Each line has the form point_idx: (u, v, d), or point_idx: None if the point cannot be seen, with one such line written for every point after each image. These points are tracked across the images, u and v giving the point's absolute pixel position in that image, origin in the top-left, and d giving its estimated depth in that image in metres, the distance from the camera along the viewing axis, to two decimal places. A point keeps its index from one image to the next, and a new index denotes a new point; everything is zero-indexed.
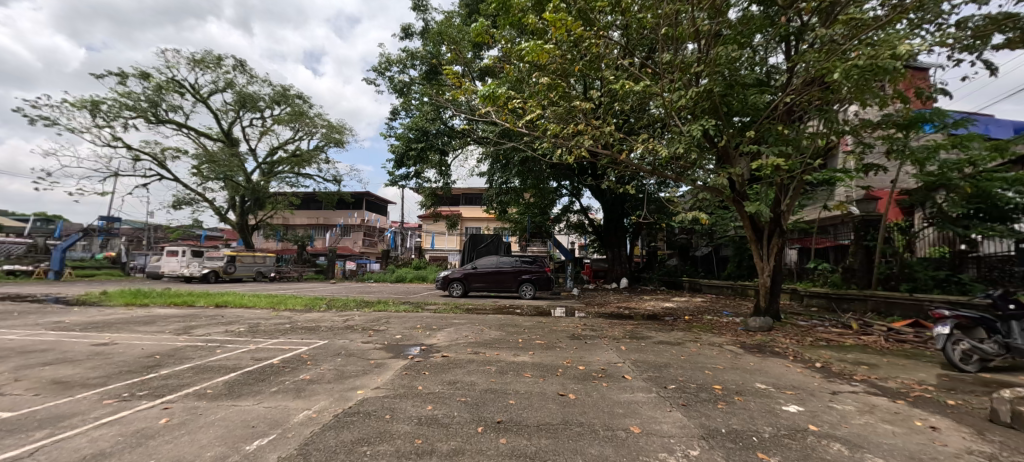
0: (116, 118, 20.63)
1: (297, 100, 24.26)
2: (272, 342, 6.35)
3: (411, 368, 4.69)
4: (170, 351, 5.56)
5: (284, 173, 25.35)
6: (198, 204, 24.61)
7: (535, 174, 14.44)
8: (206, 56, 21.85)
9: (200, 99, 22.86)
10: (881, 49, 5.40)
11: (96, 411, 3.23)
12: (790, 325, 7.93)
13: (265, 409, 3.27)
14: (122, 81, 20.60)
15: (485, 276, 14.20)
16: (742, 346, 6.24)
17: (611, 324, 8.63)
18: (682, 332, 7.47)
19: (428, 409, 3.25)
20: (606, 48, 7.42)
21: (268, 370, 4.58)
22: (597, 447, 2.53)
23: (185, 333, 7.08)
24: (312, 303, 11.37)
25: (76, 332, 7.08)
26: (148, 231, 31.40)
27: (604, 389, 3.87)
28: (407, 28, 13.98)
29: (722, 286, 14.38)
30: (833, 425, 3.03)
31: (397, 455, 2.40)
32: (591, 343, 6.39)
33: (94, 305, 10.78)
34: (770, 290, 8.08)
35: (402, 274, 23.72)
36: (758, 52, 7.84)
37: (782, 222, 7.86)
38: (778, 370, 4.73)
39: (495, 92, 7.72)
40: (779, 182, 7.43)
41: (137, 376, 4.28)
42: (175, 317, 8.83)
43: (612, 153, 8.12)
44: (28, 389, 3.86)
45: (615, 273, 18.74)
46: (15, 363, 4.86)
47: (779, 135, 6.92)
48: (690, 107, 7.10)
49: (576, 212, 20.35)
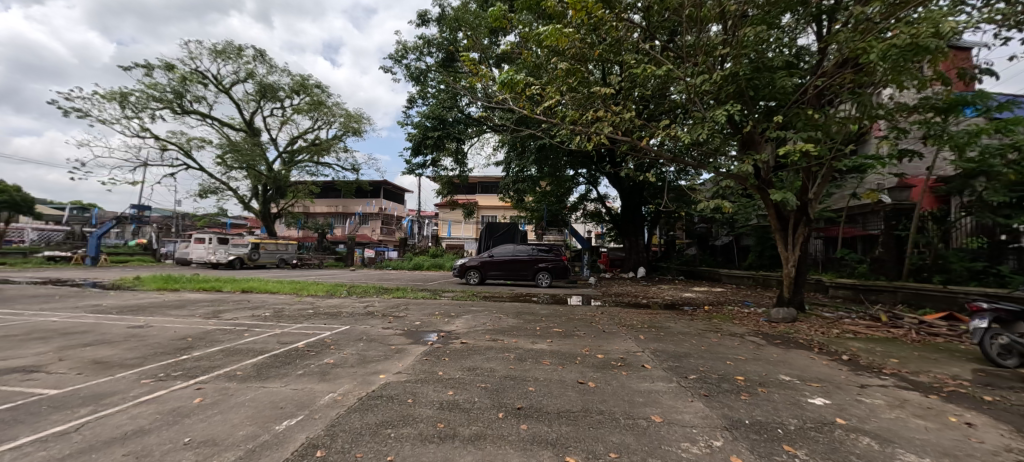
0: (144, 109, 21.23)
1: (316, 89, 24.49)
2: (297, 327, 6.54)
3: (431, 353, 4.76)
4: (201, 334, 5.78)
5: (304, 162, 25.80)
6: (223, 193, 25.26)
7: (552, 162, 14.34)
8: (227, 46, 22.20)
9: (223, 90, 23.29)
10: (922, 26, 5.14)
11: (134, 390, 3.39)
12: (815, 316, 7.71)
13: (291, 391, 3.37)
14: (148, 73, 21.07)
15: (503, 264, 14.23)
16: (763, 336, 6.13)
17: (629, 313, 8.64)
18: (703, 323, 7.38)
19: (450, 394, 3.31)
20: (627, 31, 7.25)
21: (293, 354, 4.71)
22: (617, 435, 2.53)
23: (213, 317, 7.35)
24: (333, 289, 11.59)
25: (114, 315, 7.44)
26: (178, 219, 33.23)
27: (624, 377, 3.86)
28: (424, 14, 13.80)
29: (742, 276, 14.20)
30: (861, 418, 2.95)
31: (421, 439, 2.45)
32: (609, 332, 6.40)
33: (129, 290, 11.29)
34: (794, 280, 7.83)
35: (418, 262, 24.15)
36: (787, 34, 7.46)
37: (809, 211, 7.56)
38: (803, 362, 4.62)
39: (514, 78, 7.61)
40: (807, 168, 7.20)
41: (172, 358, 4.47)
42: (204, 302, 9.15)
43: (632, 140, 7.89)
44: (72, 368, 4.06)
45: (632, 262, 18.50)
46: (59, 343, 5.14)
47: (808, 121, 6.69)
48: (715, 92, 6.94)
49: (593, 200, 20.15)
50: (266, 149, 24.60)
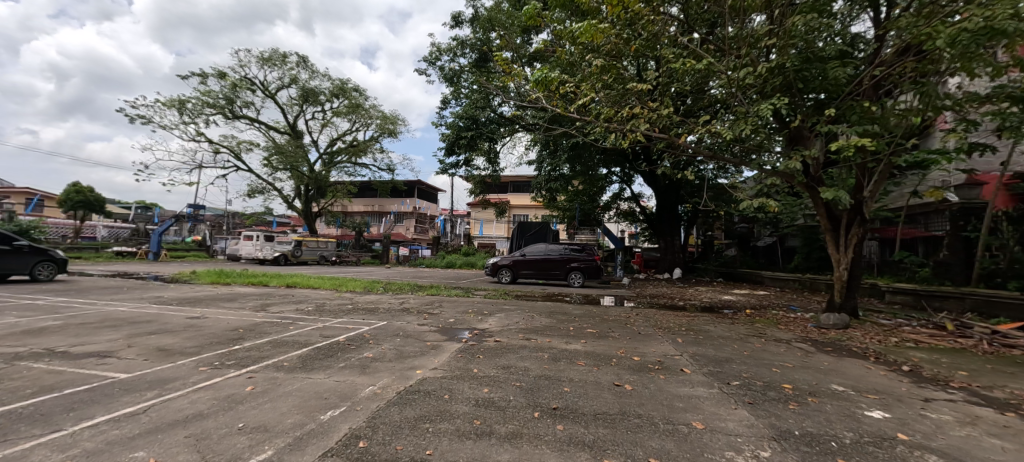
0: (199, 115, 22.69)
1: (355, 93, 25.34)
2: (337, 321, 6.80)
3: (466, 350, 4.82)
4: (251, 326, 6.12)
5: (343, 163, 26.77)
6: (269, 192, 26.59)
7: (585, 161, 14.16)
8: (273, 53, 23.37)
9: (269, 95, 24.54)
10: (997, 7, 4.70)
11: (194, 377, 3.64)
12: (869, 323, 7.21)
13: (334, 383, 3.50)
14: (203, 81, 22.50)
15: (535, 263, 14.19)
16: (812, 343, 5.80)
17: (665, 314, 8.40)
18: (745, 327, 7.07)
19: (485, 392, 3.33)
20: (665, 25, 7.05)
21: (335, 347, 4.91)
22: (657, 440, 2.47)
23: (261, 310, 7.78)
24: (370, 285, 11.97)
25: (174, 306, 8.02)
26: (229, 217, 35.29)
27: (662, 381, 3.75)
28: (457, 16, 13.98)
29: (787, 279, 13.51)
30: (926, 435, 2.74)
31: (458, 434, 2.48)
32: (645, 334, 6.25)
33: (186, 283, 12.12)
34: (846, 283, 7.35)
35: (451, 260, 24.53)
36: (839, 22, 7.02)
37: (864, 209, 7.08)
38: (858, 372, 4.33)
39: (548, 76, 7.59)
40: (862, 164, 6.74)
41: (225, 347, 4.77)
42: (252, 296, 9.69)
43: (669, 138, 7.67)
44: (140, 354, 4.41)
45: (667, 263, 17.98)
46: (128, 331, 5.59)
47: (864, 113, 6.26)
48: (759, 85, 6.63)
49: (627, 200, 19.74)
50: (308, 150, 25.71)
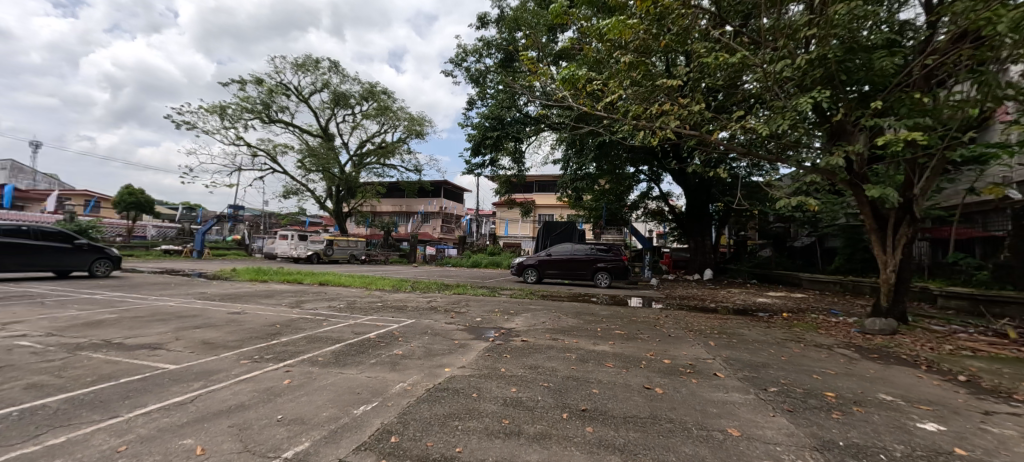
0: (239, 120, 23.76)
1: (383, 95, 25.91)
2: (368, 318, 6.98)
3: (493, 350, 4.84)
4: (287, 322, 6.36)
5: (372, 164, 27.43)
6: (303, 193, 27.56)
7: (611, 159, 13.96)
8: (306, 59, 24.21)
9: (303, 99, 25.43)
10: None
11: (235, 369, 3.81)
12: (920, 329, 6.78)
13: (366, 378, 3.59)
14: (242, 87, 23.57)
15: (561, 263, 14.09)
16: (856, 349, 5.50)
17: (696, 317, 8.17)
18: (782, 331, 6.79)
19: (513, 391, 3.33)
20: (696, 19, 6.85)
21: (366, 343, 5.03)
22: (690, 446, 2.40)
23: (296, 306, 8.07)
24: (398, 284, 12.20)
25: (216, 301, 8.43)
26: (266, 217, 36.82)
27: (694, 385, 3.64)
28: (484, 17, 14.06)
29: (827, 281, 12.88)
30: (987, 450, 2.55)
31: (487, 433, 2.49)
32: (675, 336, 6.09)
33: (227, 280, 12.73)
34: (894, 287, 6.93)
35: (477, 260, 24.70)
36: (885, 9, 6.62)
37: (914, 208, 6.66)
38: (907, 381, 4.08)
39: (574, 74, 7.53)
40: (912, 159, 6.34)
41: (264, 342, 4.97)
42: (288, 293, 10.07)
43: (700, 135, 7.45)
44: (187, 347, 4.66)
45: (698, 264, 17.49)
46: (176, 325, 5.92)
47: (915, 105, 5.88)
48: (798, 78, 6.34)
49: (655, 199, 19.33)
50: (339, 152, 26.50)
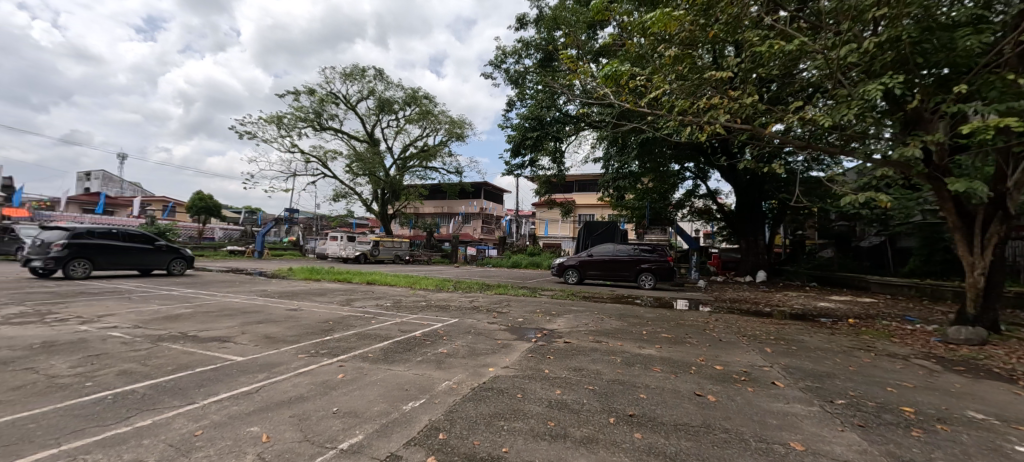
0: (294, 128, 25.28)
1: (425, 100, 26.63)
2: (413, 317, 7.18)
3: (536, 350, 4.82)
4: (339, 319, 6.67)
5: (415, 167, 28.26)
6: (351, 196, 28.86)
7: (655, 156, 13.52)
8: (353, 69, 25.37)
9: (351, 107, 26.65)
10: None
11: (294, 363, 4.05)
12: (1016, 339, 6.02)
13: (413, 376, 3.69)
14: (296, 98, 25.07)
15: (603, 264, 13.83)
16: (937, 360, 4.98)
17: (749, 321, 7.72)
18: (848, 338, 6.27)
19: (558, 393, 3.30)
20: (746, 6, 6.48)
21: (413, 341, 5.18)
22: (748, 459, 2.27)
23: (347, 304, 8.46)
24: (441, 284, 12.47)
25: (275, 299, 8.99)
26: (318, 219, 38.88)
27: (750, 394, 3.44)
28: (522, 18, 14.08)
29: (900, 284, 11.77)
30: None
31: (533, 434, 2.48)
32: (727, 342, 5.79)
33: (284, 279, 13.57)
34: (984, 291, 6.20)
35: (517, 261, 24.78)
36: None
37: (1007, 203, 5.93)
38: (1002, 397, 3.63)
39: (616, 71, 7.37)
40: (1005, 148, 5.64)
41: (319, 337, 5.24)
42: (338, 291, 10.57)
43: (751, 129, 7.05)
44: (251, 340, 5.01)
45: (749, 265, 16.56)
46: (241, 320, 6.39)
47: (1008, 87, 5.23)
48: (865, 62, 5.82)
49: (703, 197, 18.52)
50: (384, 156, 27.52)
